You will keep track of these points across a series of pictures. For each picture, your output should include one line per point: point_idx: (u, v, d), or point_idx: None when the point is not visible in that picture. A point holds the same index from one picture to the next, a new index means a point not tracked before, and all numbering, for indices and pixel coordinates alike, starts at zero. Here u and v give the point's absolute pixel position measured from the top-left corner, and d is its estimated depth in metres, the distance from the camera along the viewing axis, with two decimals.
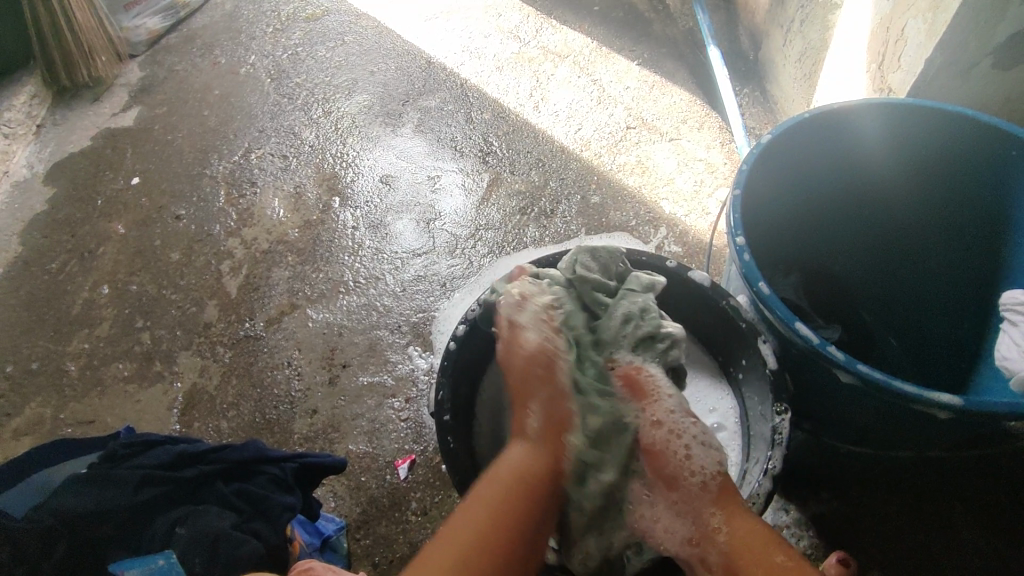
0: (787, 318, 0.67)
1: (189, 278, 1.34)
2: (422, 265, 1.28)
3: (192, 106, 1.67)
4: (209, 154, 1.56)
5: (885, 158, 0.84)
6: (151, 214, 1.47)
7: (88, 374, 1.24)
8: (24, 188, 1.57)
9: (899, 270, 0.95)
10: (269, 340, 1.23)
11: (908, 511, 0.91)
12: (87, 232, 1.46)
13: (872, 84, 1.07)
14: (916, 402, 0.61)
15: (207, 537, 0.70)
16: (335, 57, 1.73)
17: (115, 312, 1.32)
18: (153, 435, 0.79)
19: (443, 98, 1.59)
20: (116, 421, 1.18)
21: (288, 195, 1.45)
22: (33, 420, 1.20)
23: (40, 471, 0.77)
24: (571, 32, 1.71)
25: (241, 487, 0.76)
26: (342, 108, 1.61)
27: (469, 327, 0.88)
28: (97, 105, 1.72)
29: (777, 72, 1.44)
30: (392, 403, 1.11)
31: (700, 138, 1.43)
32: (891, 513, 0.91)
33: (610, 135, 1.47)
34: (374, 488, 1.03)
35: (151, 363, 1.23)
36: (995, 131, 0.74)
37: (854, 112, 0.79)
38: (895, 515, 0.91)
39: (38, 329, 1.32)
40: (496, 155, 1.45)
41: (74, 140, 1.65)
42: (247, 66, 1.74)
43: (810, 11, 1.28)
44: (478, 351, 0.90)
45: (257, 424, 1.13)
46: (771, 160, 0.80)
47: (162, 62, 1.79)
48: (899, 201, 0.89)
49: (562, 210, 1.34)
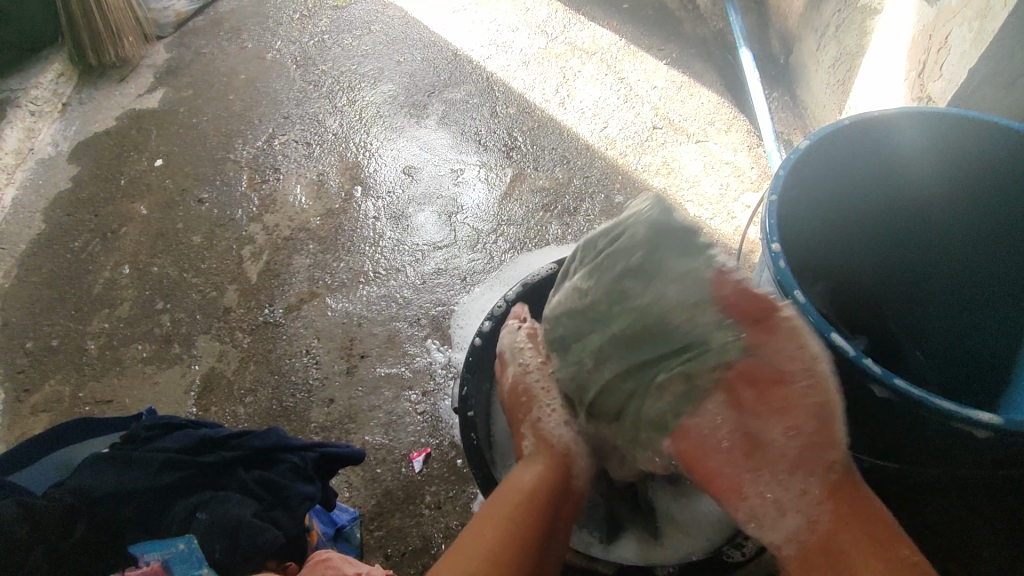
0: (820, 326, 0.66)
1: (210, 262, 1.35)
2: (443, 258, 1.28)
3: (217, 90, 1.67)
4: (233, 138, 1.56)
5: (922, 169, 0.83)
6: (174, 197, 1.48)
7: (108, 353, 1.25)
8: (49, 165, 1.58)
9: (932, 286, 0.93)
10: (288, 327, 1.23)
11: (929, 528, 0.90)
12: (110, 212, 1.47)
13: (910, 92, 1.05)
14: (950, 418, 0.60)
15: (229, 523, 0.69)
16: (361, 46, 1.72)
17: (135, 292, 1.33)
18: (176, 418, 0.80)
19: (469, 91, 1.58)
20: (134, 402, 1.18)
21: (311, 184, 1.44)
22: (51, 397, 1.20)
23: (59, 450, 0.78)
24: (600, 28, 1.70)
25: (262, 474, 0.75)
26: (367, 97, 1.60)
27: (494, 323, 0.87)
28: (122, 86, 1.72)
29: (808, 76, 1.42)
30: (409, 396, 1.11)
31: (728, 141, 1.42)
32: (910, 529, 0.90)
33: (636, 135, 1.45)
34: (389, 480, 1.03)
35: (170, 345, 1.24)
36: None
37: (893, 121, 0.78)
38: (914, 532, 0.90)
39: (59, 307, 1.32)
40: (520, 151, 1.44)
41: (100, 119, 1.66)
42: (274, 52, 1.74)
43: (847, 15, 1.26)
44: None
45: (274, 411, 1.13)
46: (807, 170, 0.79)
47: (188, 45, 1.79)
48: (935, 214, 0.87)
49: (585, 208, 1.33)
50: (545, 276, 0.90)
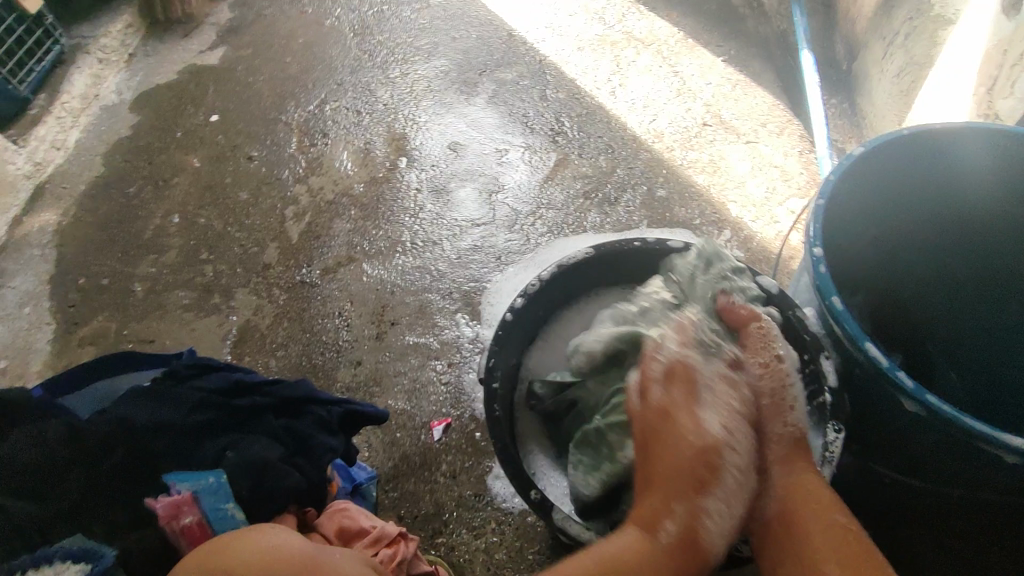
0: (856, 335, 0.65)
1: (254, 218, 1.39)
2: (479, 235, 1.29)
3: (276, 52, 1.70)
4: (286, 100, 1.60)
5: (980, 188, 0.81)
6: (226, 152, 1.52)
7: (152, 296, 1.30)
8: (111, 112, 1.64)
9: (983, 306, 0.90)
10: (323, 288, 1.26)
11: (944, 554, 0.88)
12: (165, 162, 1.52)
13: (977, 109, 1.01)
14: (979, 439, 0.59)
15: (255, 464, 0.71)
16: (418, 19, 1.74)
17: (182, 241, 1.38)
18: (214, 360, 0.82)
19: (520, 72, 1.57)
20: (172, 344, 1.23)
21: (358, 151, 1.47)
22: (97, 332, 1.26)
23: (103, 380, 0.83)
24: (658, 20, 1.67)
25: (290, 423, 0.77)
26: (419, 70, 1.62)
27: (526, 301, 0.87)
28: (186, 40, 1.77)
29: (870, 85, 1.38)
30: (435, 365, 1.14)
31: (778, 144, 1.39)
32: (924, 552, 0.89)
33: (684, 130, 1.44)
34: (408, 444, 1.05)
35: (210, 294, 1.28)
36: None
37: (953, 135, 0.76)
38: (928, 555, 0.88)
39: (111, 248, 1.38)
40: (566, 136, 1.44)
41: (162, 71, 1.71)
42: (333, 19, 1.76)
43: (919, 24, 1.22)
44: (530, 326, 0.91)
45: (304, 367, 1.17)
46: (858, 181, 0.78)
47: (251, 6, 1.83)
48: (994, 233, 0.84)
49: (626, 199, 1.32)
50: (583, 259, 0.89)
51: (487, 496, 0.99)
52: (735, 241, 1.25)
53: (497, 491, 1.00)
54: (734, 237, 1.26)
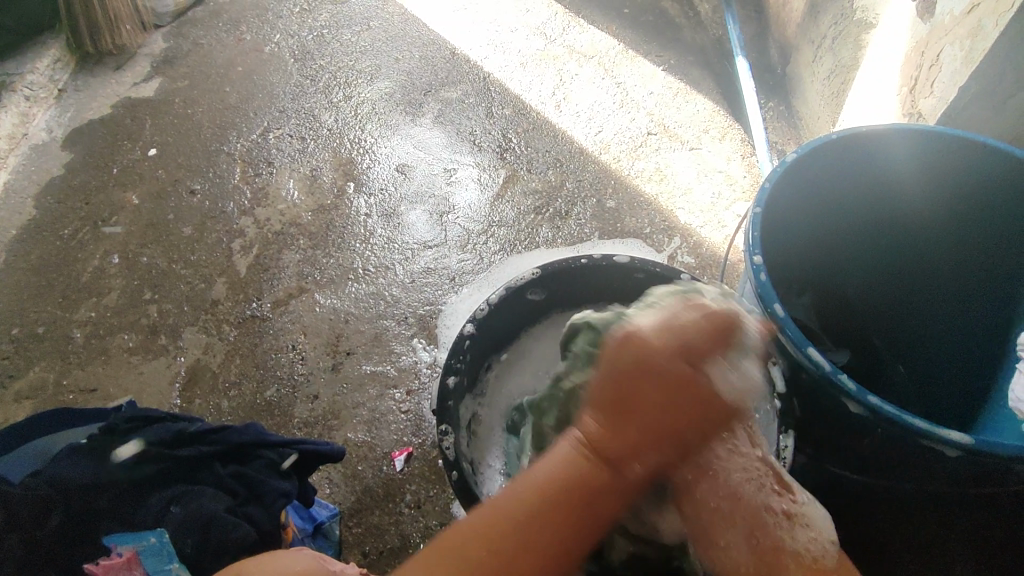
0: (798, 341, 0.65)
1: (199, 253, 1.34)
2: (433, 257, 1.29)
3: (214, 81, 1.66)
4: (228, 130, 1.54)
5: (911, 184, 0.81)
6: (165, 187, 1.45)
7: (94, 342, 1.24)
8: (42, 151, 1.55)
9: (930, 306, 0.89)
10: (275, 322, 1.23)
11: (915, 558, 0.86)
12: (102, 200, 1.44)
13: (903, 108, 1.05)
14: (924, 437, 0.59)
15: (201, 519, 0.70)
16: (360, 42, 1.72)
17: (124, 282, 1.31)
18: (154, 411, 0.80)
19: (465, 90, 1.57)
20: (119, 392, 1.18)
21: (304, 179, 1.43)
22: (36, 384, 1.20)
23: (37, 440, 0.77)
24: (599, 32, 1.69)
25: (238, 469, 0.76)
26: (362, 93, 1.60)
27: (489, 311, 0.84)
28: (119, 74, 1.70)
29: (803, 88, 1.42)
30: (393, 394, 1.13)
31: (721, 149, 1.42)
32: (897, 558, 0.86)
33: (630, 140, 1.45)
34: (370, 478, 1.05)
35: (156, 336, 1.24)
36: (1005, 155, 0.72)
37: (879, 139, 0.77)
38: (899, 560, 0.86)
39: (47, 294, 1.31)
40: (514, 152, 1.44)
41: (94, 106, 1.63)
42: (273, 45, 1.73)
43: (843, 29, 1.26)
44: (499, 329, 0.88)
45: (258, 405, 1.13)
46: (792, 185, 0.78)
47: (187, 35, 1.78)
48: (920, 229, 0.86)
49: (576, 212, 1.33)
50: (531, 281, 0.85)
51: (453, 524, 1.00)
52: (686, 247, 1.27)
53: (461, 519, 1.00)
54: (684, 244, 1.27)
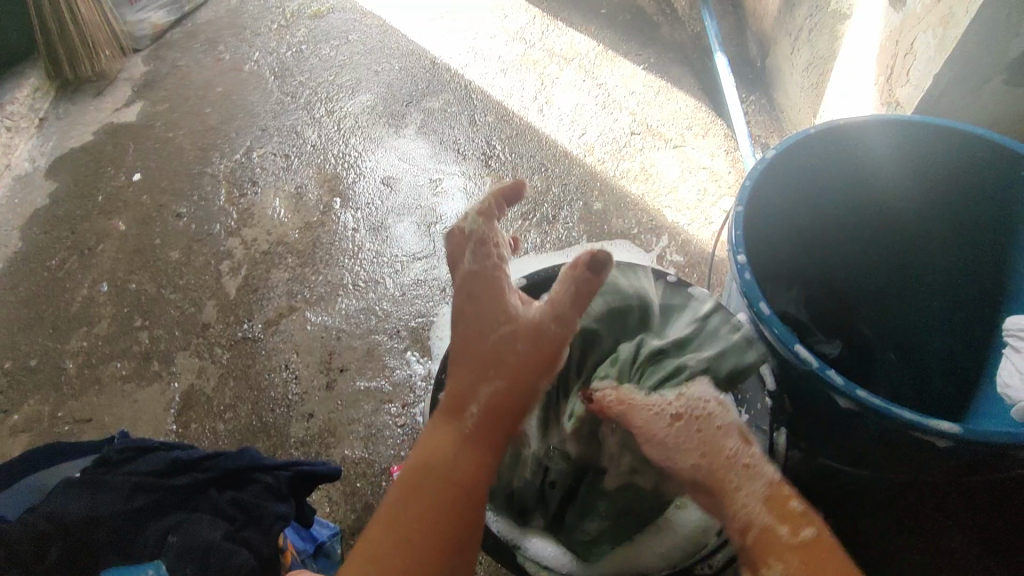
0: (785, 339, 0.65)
1: (188, 277, 1.33)
2: (422, 269, 1.29)
3: (193, 103, 1.65)
4: (210, 152, 1.54)
5: (890, 173, 0.81)
6: (151, 212, 1.45)
7: (86, 372, 1.23)
8: (25, 181, 1.54)
9: (914, 293, 0.89)
10: (266, 342, 1.22)
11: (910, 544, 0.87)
12: (88, 228, 1.44)
13: (880, 97, 1.05)
14: (911, 428, 0.60)
15: (198, 546, 0.70)
16: (339, 55, 1.72)
17: (113, 310, 1.31)
18: (146, 441, 0.80)
19: (447, 99, 1.57)
20: (113, 421, 1.17)
21: (289, 197, 1.43)
22: (31, 417, 1.19)
23: (33, 475, 0.76)
24: (578, 34, 1.69)
25: (235, 495, 0.76)
26: (345, 107, 1.59)
27: None
28: (98, 100, 1.70)
29: (783, 80, 1.43)
30: (389, 408, 1.13)
31: (705, 146, 1.42)
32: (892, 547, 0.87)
33: (613, 141, 1.45)
34: (369, 494, 1.04)
35: (149, 362, 1.23)
36: (985, 145, 0.72)
37: (856, 132, 0.77)
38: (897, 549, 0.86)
39: (36, 325, 1.30)
40: (498, 159, 1.44)
41: (76, 134, 1.63)
42: (252, 63, 1.73)
43: (819, 20, 1.26)
44: None
45: (254, 427, 1.13)
46: (770, 183, 0.78)
47: (165, 58, 1.78)
48: (900, 217, 0.86)
49: (563, 216, 1.33)
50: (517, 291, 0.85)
51: None
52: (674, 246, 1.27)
53: None
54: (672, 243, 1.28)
